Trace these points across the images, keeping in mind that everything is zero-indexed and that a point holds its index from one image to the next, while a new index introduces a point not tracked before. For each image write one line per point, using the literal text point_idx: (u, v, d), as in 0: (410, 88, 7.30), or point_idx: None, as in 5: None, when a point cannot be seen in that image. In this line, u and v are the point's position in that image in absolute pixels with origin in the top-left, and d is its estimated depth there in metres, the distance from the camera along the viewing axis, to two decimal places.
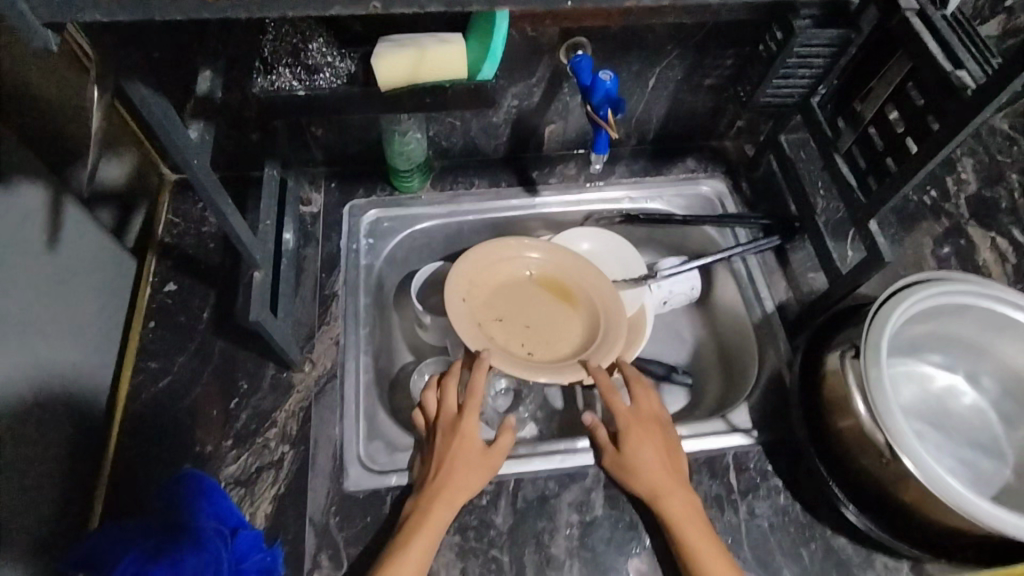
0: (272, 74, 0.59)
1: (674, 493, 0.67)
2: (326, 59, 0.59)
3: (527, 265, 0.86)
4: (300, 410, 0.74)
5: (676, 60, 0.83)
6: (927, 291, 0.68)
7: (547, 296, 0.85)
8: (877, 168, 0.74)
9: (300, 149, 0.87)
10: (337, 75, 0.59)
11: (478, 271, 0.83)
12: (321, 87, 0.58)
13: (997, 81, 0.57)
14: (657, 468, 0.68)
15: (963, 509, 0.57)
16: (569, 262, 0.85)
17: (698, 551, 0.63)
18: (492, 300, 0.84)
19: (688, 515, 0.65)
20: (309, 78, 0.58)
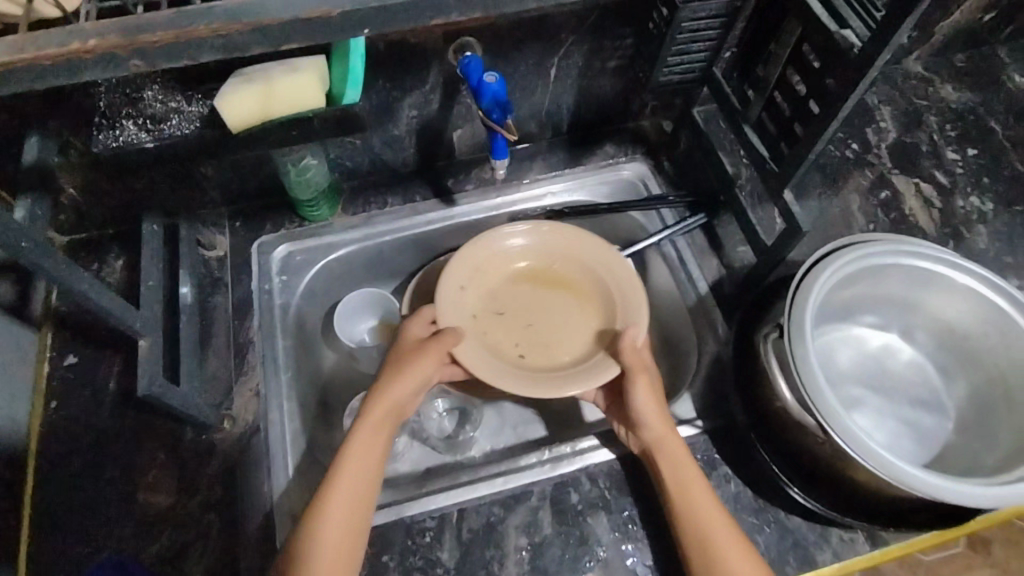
0: (115, 129, 0.54)
1: (671, 445, 0.67)
2: (171, 105, 0.55)
3: (531, 253, 0.83)
4: (223, 473, 0.71)
5: (573, 47, 0.79)
6: (849, 256, 0.66)
7: (554, 290, 0.82)
8: (785, 134, 0.72)
9: (191, 191, 0.81)
10: (190, 121, 0.55)
11: (479, 266, 0.81)
12: (170, 134, 0.55)
13: (879, 37, 0.54)
14: (654, 424, 0.68)
15: (901, 482, 0.56)
16: (579, 247, 0.82)
17: (694, 499, 0.64)
18: (494, 297, 0.81)
19: (681, 465, 0.66)
20: (156, 129, 0.54)
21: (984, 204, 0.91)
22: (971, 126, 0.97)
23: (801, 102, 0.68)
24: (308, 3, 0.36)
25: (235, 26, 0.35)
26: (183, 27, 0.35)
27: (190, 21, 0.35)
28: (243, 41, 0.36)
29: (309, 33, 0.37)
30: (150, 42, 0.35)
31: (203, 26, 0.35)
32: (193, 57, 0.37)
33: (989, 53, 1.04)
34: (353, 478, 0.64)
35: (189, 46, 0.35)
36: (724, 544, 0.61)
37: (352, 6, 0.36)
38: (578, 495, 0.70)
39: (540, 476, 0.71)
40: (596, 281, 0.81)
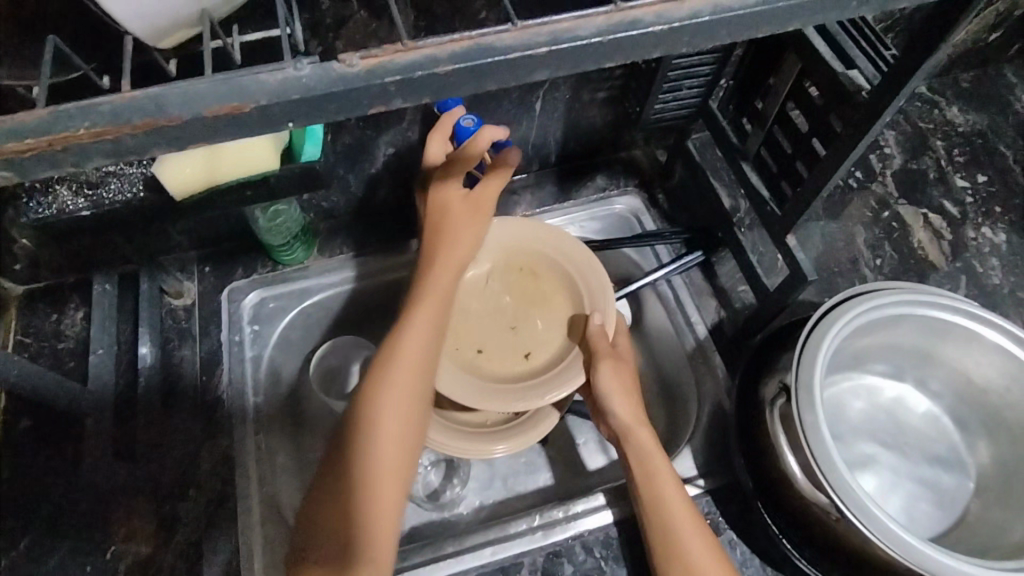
0: (49, 195, 0.57)
1: (639, 429, 0.64)
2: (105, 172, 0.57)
3: (499, 251, 0.76)
4: (190, 548, 0.66)
5: (559, 79, 0.74)
6: (860, 308, 0.61)
7: (531, 293, 0.75)
8: (788, 173, 0.67)
9: (153, 238, 0.76)
10: (128, 185, 0.57)
11: None
12: (106, 201, 0.57)
13: (892, 81, 0.50)
14: (624, 408, 0.65)
15: (922, 567, 0.51)
16: (540, 245, 0.75)
17: (659, 486, 0.60)
18: (465, 301, 0.75)
19: (652, 447, 0.63)
20: (92, 194, 0.57)
21: (996, 234, 0.86)
22: (980, 151, 0.92)
23: (804, 140, 0.64)
24: (214, 97, 0.28)
25: (124, 127, 0.27)
26: (49, 133, 0.27)
27: (60, 125, 0.27)
28: (139, 145, 0.28)
29: (223, 130, 0.29)
30: (11, 150, 0.27)
31: (80, 131, 0.27)
32: (79, 164, 0.28)
33: (996, 74, 0.99)
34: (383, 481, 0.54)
35: (64, 156, 0.27)
36: (687, 537, 0.57)
37: (269, 99, 0.28)
38: (572, 565, 0.65)
39: (531, 545, 0.66)
40: (561, 276, 0.75)
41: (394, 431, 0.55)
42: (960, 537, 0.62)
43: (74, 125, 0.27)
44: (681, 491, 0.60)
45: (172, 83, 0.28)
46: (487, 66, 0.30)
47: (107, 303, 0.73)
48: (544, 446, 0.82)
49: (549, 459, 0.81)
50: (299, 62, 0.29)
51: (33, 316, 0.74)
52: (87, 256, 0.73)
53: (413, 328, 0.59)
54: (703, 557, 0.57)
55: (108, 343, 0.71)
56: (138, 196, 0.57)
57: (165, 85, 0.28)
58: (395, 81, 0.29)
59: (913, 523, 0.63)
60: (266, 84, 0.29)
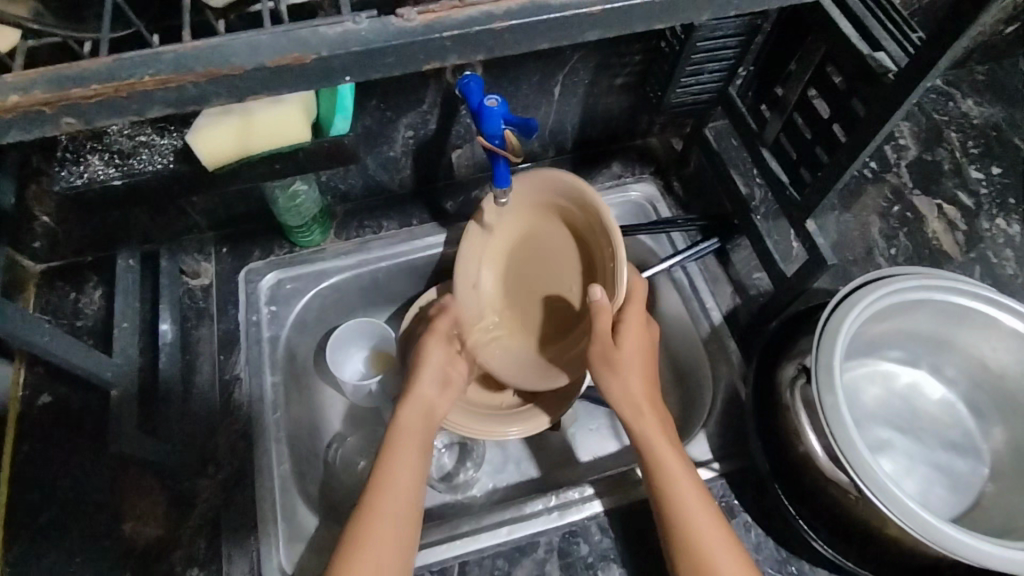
0: (79, 164, 0.57)
1: (642, 419, 0.64)
2: (138, 140, 0.57)
3: (538, 208, 0.71)
4: (208, 523, 0.67)
5: (580, 64, 0.74)
6: (880, 291, 0.61)
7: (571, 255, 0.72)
8: (807, 159, 0.67)
9: (173, 217, 0.76)
10: (158, 155, 0.57)
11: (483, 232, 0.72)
12: (136, 169, 0.56)
13: (919, 63, 0.50)
14: (627, 395, 0.64)
15: (942, 546, 0.51)
16: (574, 206, 0.69)
17: (671, 476, 0.60)
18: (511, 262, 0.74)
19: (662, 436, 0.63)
20: (122, 163, 0.56)
21: (1011, 226, 0.86)
22: (995, 143, 0.93)
23: (824, 126, 0.64)
24: (277, 49, 0.30)
25: (187, 76, 0.29)
26: (118, 80, 0.29)
27: (126, 72, 0.29)
28: (200, 95, 0.30)
29: (276, 82, 0.31)
30: (78, 96, 0.29)
31: (145, 78, 0.29)
32: (138, 113, 0.30)
33: (1010, 67, 0.99)
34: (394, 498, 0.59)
35: (128, 102, 0.29)
36: (698, 526, 0.58)
37: (331, 51, 0.30)
38: (588, 545, 0.66)
39: (548, 525, 0.66)
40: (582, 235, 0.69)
41: (386, 534, 0.57)
42: (975, 520, 0.62)
43: (141, 72, 0.29)
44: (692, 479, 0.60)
45: (238, 35, 0.30)
46: (542, 23, 0.32)
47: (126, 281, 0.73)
48: (558, 430, 0.82)
49: (560, 444, 0.82)
50: (360, 18, 0.31)
51: (53, 294, 0.75)
52: (107, 234, 0.73)
53: (400, 441, 0.63)
54: (714, 546, 0.57)
55: (131, 317, 0.71)
56: (168, 167, 0.56)
57: (226, 37, 0.30)
58: (453, 35, 0.31)
59: (928, 507, 0.63)
60: (327, 37, 0.31)
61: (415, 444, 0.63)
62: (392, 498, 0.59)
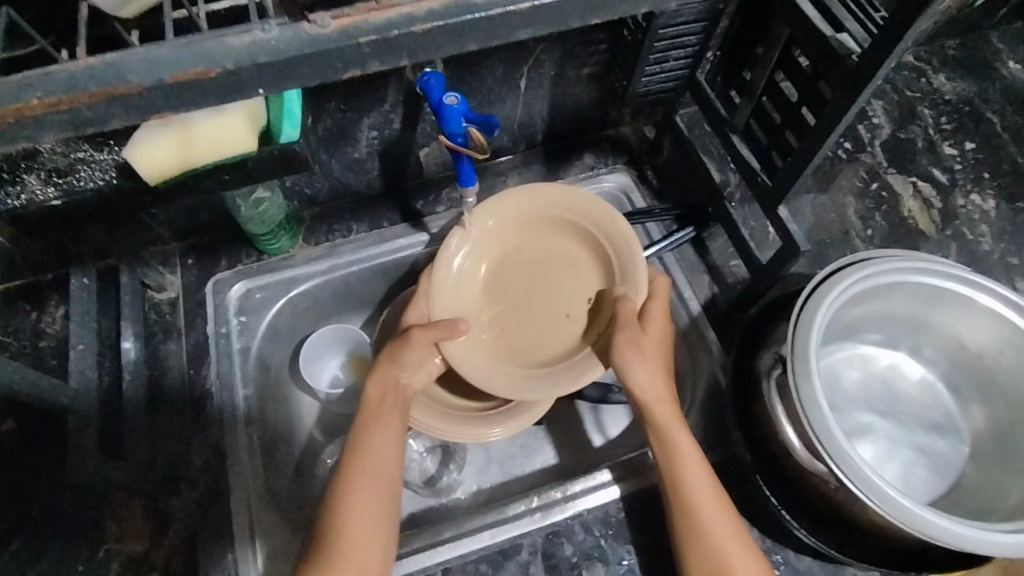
0: (15, 184, 0.53)
1: (661, 405, 0.62)
2: (74, 156, 0.54)
3: (531, 220, 0.73)
4: (182, 544, 0.65)
5: (544, 55, 0.72)
6: (854, 276, 0.60)
7: (564, 264, 0.74)
8: (777, 144, 0.66)
9: (132, 230, 0.74)
10: (99, 171, 0.54)
11: (471, 244, 0.72)
12: (79, 186, 0.54)
13: (883, 41, 0.49)
14: (649, 379, 0.62)
15: (920, 531, 0.51)
16: (573, 213, 0.72)
17: (683, 465, 0.59)
18: (496, 276, 0.74)
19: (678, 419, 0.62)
20: (62, 180, 0.54)
21: (985, 201, 0.86)
22: (968, 118, 0.92)
23: (793, 110, 0.63)
24: (177, 64, 0.30)
25: (78, 96, 0.29)
26: (4, 103, 0.28)
27: (11, 96, 0.28)
28: (95, 116, 0.30)
29: (179, 98, 0.31)
30: None
31: (34, 101, 0.28)
32: (32, 139, 0.30)
33: (981, 40, 0.99)
34: (364, 477, 0.60)
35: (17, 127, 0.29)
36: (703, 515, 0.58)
37: (236, 63, 0.30)
38: (572, 545, 0.65)
39: (530, 526, 0.65)
40: (591, 246, 0.72)
41: (359, 512, 0.58)
42: (956, 501, 0.62)
43: (28, 95, 0.28)
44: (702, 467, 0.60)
45: (134, 50, 0.30)
46: (467, 24, 0.32)
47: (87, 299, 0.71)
48: (541, 428, 0.81)
49: (544, 442, 0.81)
50: (267, 25, 0.31)
51: (11, 315, 0.72)
52: (63, 252, 0.71)
53: (372, 427, 0.62)
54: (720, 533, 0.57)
55: (89, 338, 0.68)
56: (111, 183, 0.55)
57: (122, 53, 0.30)
58: (368, 42, 0.31)
59: (909, 489, 0.63)
60: (231, 47, 0.30)
61: (388, 428, 0.62)
62: (361, 476, 0.60)
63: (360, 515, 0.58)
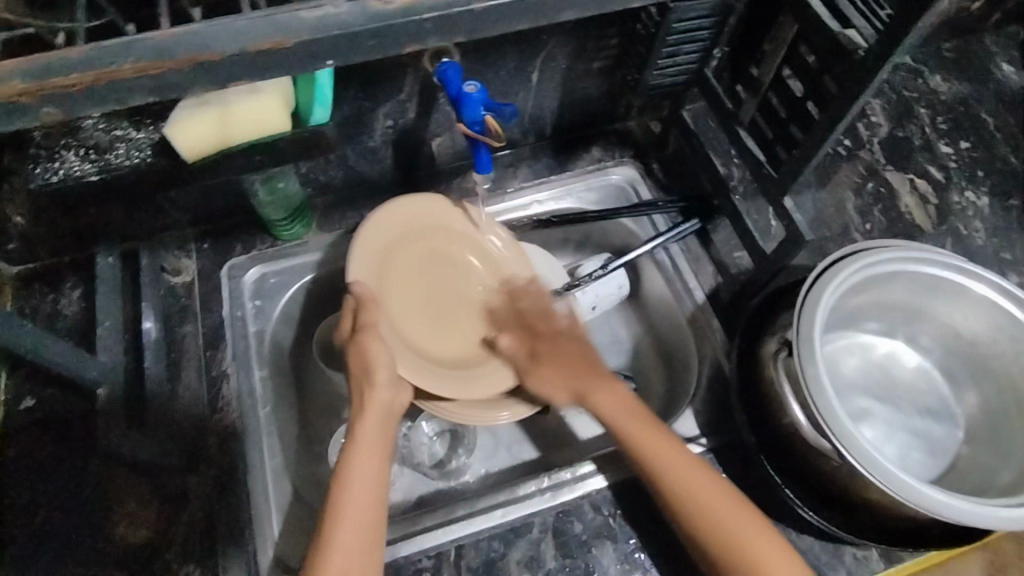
0: (54, 160, 0.55)
1: (592, 390, 0.65)
2: (114, 134, 0.55)
3: (416, 225, 0.73)
4: (202, 520, 0.66)
5: (557, 48, 0.74)
6: (857, 264, 0.63)
7: (440, 262, 0.75)
8: (783, 137, 0.68)
9: (150, 214, 0.75)
10: (136, 149, 0.55)
11: (387, 244, 0.71)
12: (115, 164, 0.55)
13: (887, 37, 0.51)
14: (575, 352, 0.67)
15: (921, 506, 0.53)
16: (449, 221, 0.75)
17: (629, 434, 0.61)
18: (395, 276, 0.71)
19: (582, 373, 0.66)
20: (98, 158, 0.55)
21: (979, 198, 0.89)
22: (962, 118, 0.95)
23: (799, 104, 0.65)
24: (254, 34, 0.33)
25: (168, 63, 0.33)
26: (100, 68, 0.32)
27: (108, 61, 0.32)
28: (180, 81, 0.33)
29: (255, 65, 0.34)
30: (60, 86, 0.31)
31: (126, 66, 0.32)
32: (120, 102, 0.33)
33: (975, 43, 1.02)
34: (355, 505, 0.56)
35: (110, 89, 0.32)
36: (697, 497, 0.58)
37: (310, 34, 0.34)
38: (581, 523, 0.67)
39: (541, 505, 0.67)
40: (456, 241, 0.75)
41: (351, 540, 0.55)
42: (950, 482, 0.65)
43: (121, 61, 0.32)
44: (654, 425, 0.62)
45: (216, 22, 0.33)
46: (518, 5, 0.37)
47: (107, 281, 0.72)
48: (548, 413, 0.83)
49: (552, 428, 0.82)
50: (338, 2, 0.35)
51: (30, 296, 0.73)
52: (84, 234, 0.72)
53: (360, 449, 0.59)
54: (731, 506, 0.57)
55: (114, 315, 0.70)
56: (147, 159, 0.55)
57: (205, 24, 0.33)
58: (429, 18, 0.35)
59: (908, 471, 0.66)
60: (306, 20, 0.34)
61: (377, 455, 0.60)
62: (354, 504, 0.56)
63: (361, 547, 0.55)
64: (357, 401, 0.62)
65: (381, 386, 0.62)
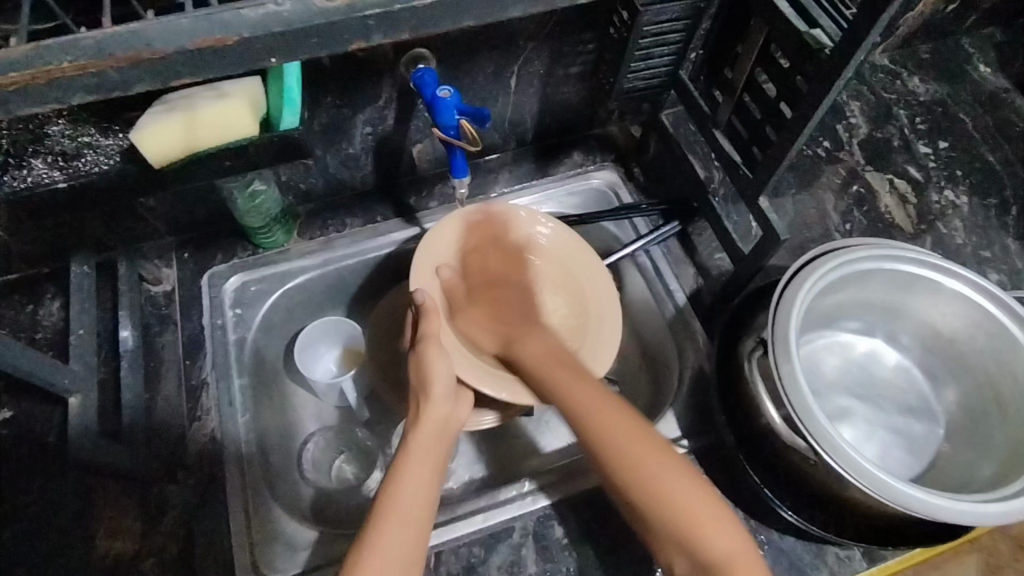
0: (23, 168, 0.55)
1: (557, 368, 0.63)
2: (81, 141, 0.55)
3: (493, 230, 0.74)
4: (179, 530, 0.66)
5: (533, 53, 0.74)
6: (832, 262, 0.63)
7: (512, 264, 0.74)
8: (758, 138, 0.68)
9: (129, 223, 0.75)
10: (103, 156, 0.56)
11: (452, 250, 0.72)
12: (83, 172, 0.56)
13: (851, 37, 0.52)
14: (540, 347, 0.65)
15: (899, 503, 0.53)
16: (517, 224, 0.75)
17: (603, 428, 0.56)
18: (475, 282, 0.72)
19: (516, 324, 0.69)
20: (66, 166, 0.56)
21: (958, 197, 0.89)
22: (940, 118, 0.96)
23: (772, 104, 0.65)
24: (195, 31, 0.34)
25: (108, 61, 0.33)
26: (38, 66, 0.33)
27: (45, 59, 0.33)
28: (121, 79, 0.34)
29: (197, 63, 0.35)
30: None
31: (64, 65, 0.33)
32: (61, 101, 0.34)
33: (952, 45, 1.03)
34: (414, 494, 0.55)
35: (49, 88, 0.33)
36: (677, 494, 0.52)
37: (252, 32, 0.35)
38: (563, 528, 0.67)
39: (523, 510, 0.67)
40: (523, 243, 0.75)
41: (408, 521, 0.53)
42: (931, 479, 0.65)
43: (60, 59, 0.33)
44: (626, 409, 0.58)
45: (153, 19, 0.34)
46: (464, 4, 0.38)
47: (85, 291, 0.72)
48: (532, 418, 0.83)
49: (536, 432, 0.82)
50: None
51: (7, 307, 0.73)
52: (61, 243, 0.72)
53: (412, 455, 0.58)
54: (703, 501, 0.52)
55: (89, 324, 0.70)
56: (115, 166, 0.56)
57: (144, 22, 0.34)
58: (375, 14, 0.37)
59: (888, 469, 0.66)
60: (247, 18, 0.35)
61: (434, 452, 0.59)
62: (408, 496, 0.54)
63: (416, 535, 0.52)
64: (414, 412, 0.62)
65: (437, 396, 0.62)
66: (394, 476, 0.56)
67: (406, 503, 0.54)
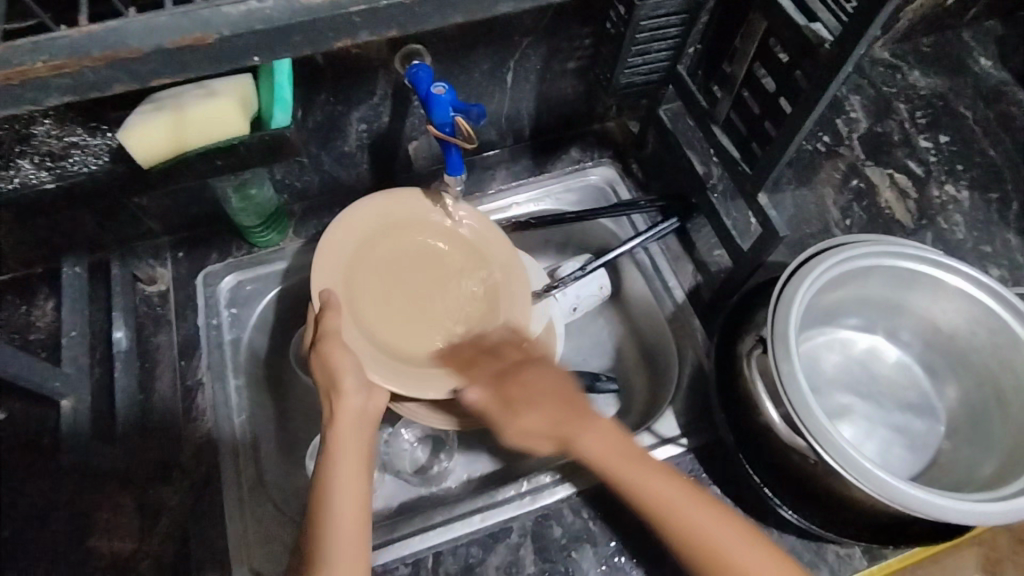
0: (9, 168, 0.55)
1: (632, 466, 0.59)
2: (67, 141, 0.54)
3: (389, 223, 0.72)
4: (175, 531, 0.65)
5: (530, 49, 0.74)
6: (831, 259, 0.62)
7: (417, 254, 0.72)
8: (756, 134, 0.68)
9: (122, 223, 0.74)
10: (91, 156, 0.55)
11: (359, 243, 0.70)
12: (71, 172, 0.55)
13: (851, 31, 0.51)
14: (602, 442, 0.60)
15: (899, 502, 0.53)
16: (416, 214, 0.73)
17: (651, 489, 0.58)
18: (376, 275, 0.70)
19: (570, 417, 0.62)
20: (54, 166, 0.55)
21: (959, 192, 0.89)
22: (941, 112, 0.95)
23: (770, 99, 0.65)
24: (174, 29, 0.34)
25: (84, 60, 0.33)
26: (12, 66, 0.32)
27: (21, 59, 0.32)
28: (98, 78, 0.34)
29: (178, 61, 0.34)
30: None
31: (39, 64, 0.32)
32: (38, 102, 0.33)
33: (954, 38, 1.02)
34: (340, 512, 0.56)
35: (24, 89, 0.32)
36: (720, 536, 0.56)
37: (232, 29, 0.34)
38: (561, 527, 0.66)
39: (521, 510, 0.66)
40: (424, 231, 0.73)
41: (341, 535, 0.55)
42: (931, 477, 0.65)
43: (35, 59, 0.32)
44: (624, 444, 0.61)
45: (133, 18, 0.33)
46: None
47: (79, 292, 0.72)
48: None
49: None
50: None
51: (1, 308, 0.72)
52: (53, 243, 0.71)
53: (336, 461, 0.58)
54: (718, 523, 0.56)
55: (82, 326, 0.69)
56: (103, 167, 0.55)
57: (122, 20, 0.33)
58: (360, 10, 0.36)
59: (889, 467, 0.65)
60: (228, 16, 0.34)
61: (359, 454, 0.59)
62: (337, 512, 0.56)
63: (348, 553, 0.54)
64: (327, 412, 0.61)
65: (350, 393, 0.61)
66: (322, 482, 0.57)
67: (333, 528, 0.55)
